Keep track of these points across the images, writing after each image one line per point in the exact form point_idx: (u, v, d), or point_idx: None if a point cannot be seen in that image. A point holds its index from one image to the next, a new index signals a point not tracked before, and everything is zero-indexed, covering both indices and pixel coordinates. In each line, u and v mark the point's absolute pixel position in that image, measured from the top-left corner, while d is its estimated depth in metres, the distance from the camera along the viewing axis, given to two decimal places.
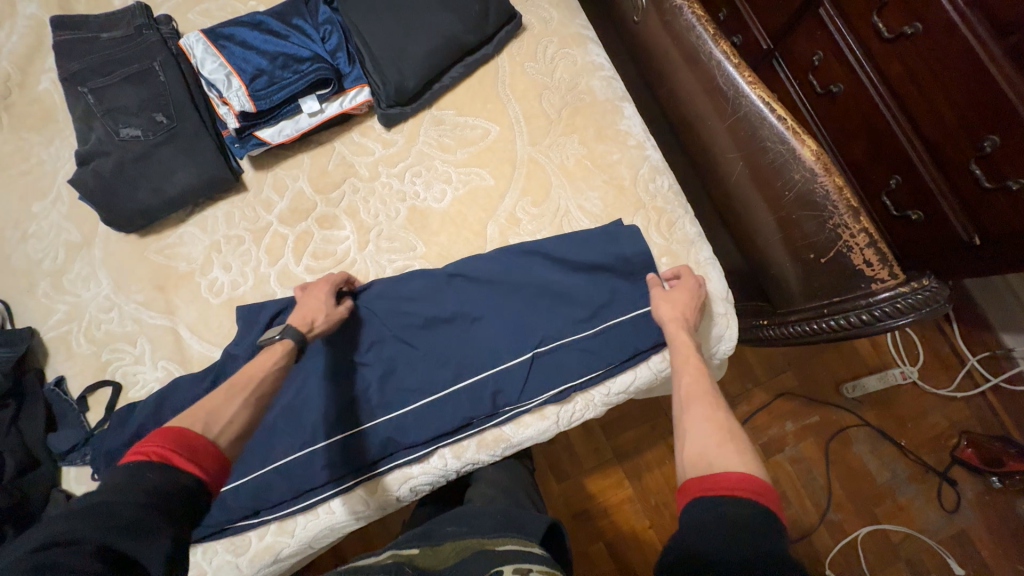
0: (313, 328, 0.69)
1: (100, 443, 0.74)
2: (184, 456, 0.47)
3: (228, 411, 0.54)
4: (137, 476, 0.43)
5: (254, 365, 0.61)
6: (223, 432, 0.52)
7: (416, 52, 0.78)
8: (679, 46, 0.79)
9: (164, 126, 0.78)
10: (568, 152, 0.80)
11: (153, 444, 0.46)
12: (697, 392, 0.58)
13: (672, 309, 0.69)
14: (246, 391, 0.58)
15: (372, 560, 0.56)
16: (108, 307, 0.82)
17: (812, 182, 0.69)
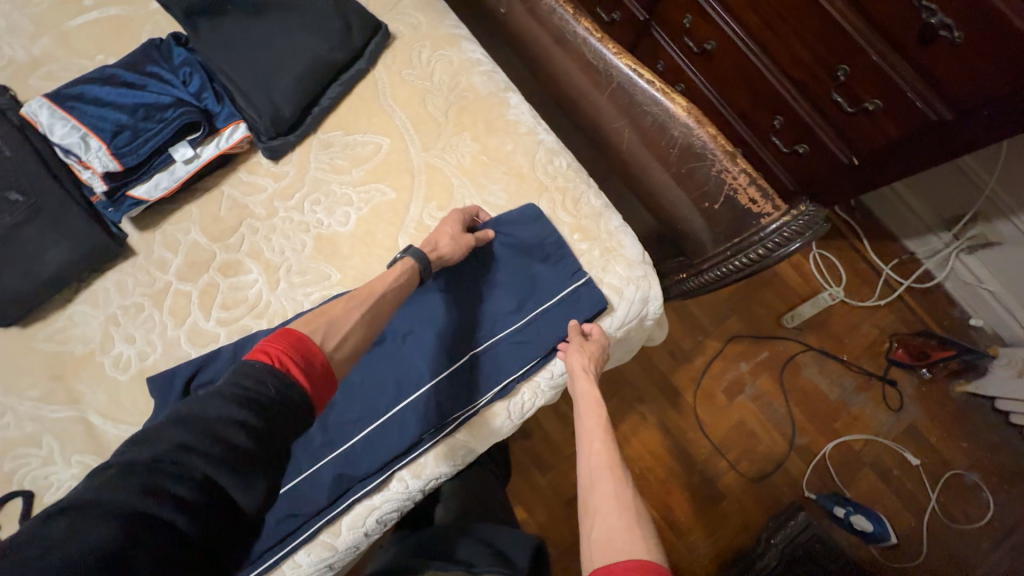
0: (436, 251, 0.72)
1: None
2: (298, 369, 0.53)
3: (345, 327, 0.62)
4: (262, 376, 0.50)
5: (379, 280, 0.68)
6: (336, 348, 0.60)
7: (285, 79, 0.76)
8: (547, 29, 0.82)
9: (23, 205, 0.72)
10: (462, 150, 0.80)
11: (278, 347, 0.53)
12: (600, 466, 0.60)
13: (586, 359, 0.72)
14: (366, 303, 0.65)
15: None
16: (0, 411, 0.74)
17: (690, 135, 0.74)
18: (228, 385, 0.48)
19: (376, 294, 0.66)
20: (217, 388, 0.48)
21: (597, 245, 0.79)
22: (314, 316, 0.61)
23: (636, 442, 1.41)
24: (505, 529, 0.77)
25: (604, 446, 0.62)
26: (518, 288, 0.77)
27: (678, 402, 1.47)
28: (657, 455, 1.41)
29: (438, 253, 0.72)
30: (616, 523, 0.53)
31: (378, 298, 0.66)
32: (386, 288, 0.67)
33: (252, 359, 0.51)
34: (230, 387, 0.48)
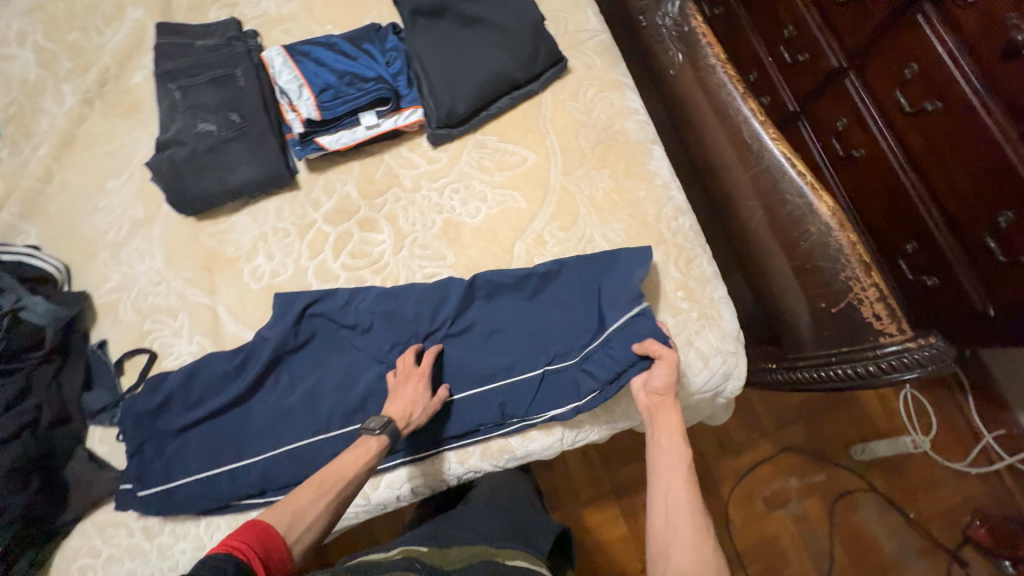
0: (410, 422, 0.71)
1: (131, 404, 0.78)
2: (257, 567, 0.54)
3: (309, 517, 0.62)
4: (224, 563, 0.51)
5: (345, 463, 0.67)
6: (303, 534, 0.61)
7: (469, 84, 0.86)
8: (710, 100, 0.86)
9: (237, 125, 0.87)
10: (597, 184, 0.85)
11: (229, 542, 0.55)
12: (679, 503, 0.59)
13: (665, 381, 0.69)
14: (329, 494, 0.64)
15: (384, 556, 0.65)
16: (158, 280, 0.88)
17: (827, 235, 0.73)
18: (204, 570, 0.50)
19: (336, 493, 0.64)
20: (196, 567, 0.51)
21: (697, 308, 0.80)
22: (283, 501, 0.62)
23: None
24: (531, 516, 0.84)
25: (684, 478, 0.62)
26: None
27: (710, 492, 1.39)
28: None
29: (412, 425, 0.71)
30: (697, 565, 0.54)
31: (341, 490, 0.65)
32: (353, 478, 0.66)
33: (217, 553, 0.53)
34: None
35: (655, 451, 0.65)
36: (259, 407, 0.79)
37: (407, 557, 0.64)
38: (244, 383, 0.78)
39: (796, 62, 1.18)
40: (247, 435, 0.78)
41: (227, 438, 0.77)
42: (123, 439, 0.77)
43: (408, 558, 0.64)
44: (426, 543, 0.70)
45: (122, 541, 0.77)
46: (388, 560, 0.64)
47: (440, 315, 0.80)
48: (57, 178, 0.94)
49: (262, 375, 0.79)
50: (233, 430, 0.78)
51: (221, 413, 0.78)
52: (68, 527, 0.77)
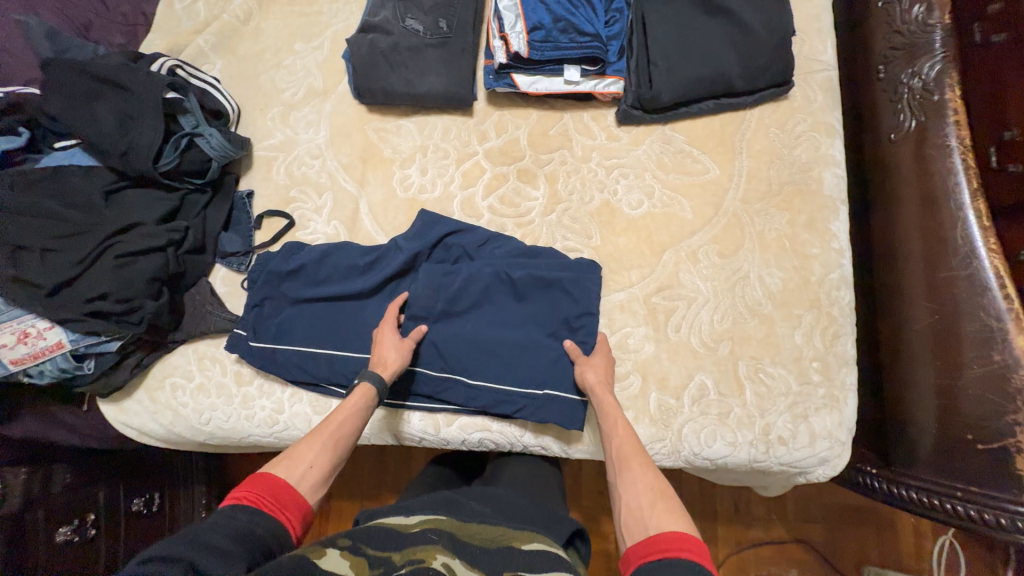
0: (386, 367, 0.72)
1: (263, 262, 0.82)
2: (279, 512, 0.55)
3: (306, 455, 0.60)
4: (231, 515, 0.51)
5: (337, 411, 0.66)
6: (307, 472, 0.59)
7: (685, 75, 0.81)
8: (928, 182, 0.77)
9: (442, 33, 0.86)
10: (771, 223, 0.80)
11: (241, 490, 0.55)
12: (626, 457, 0.62)
13: (597, 372, 0.72)
14: (321, 434, 0.63)
15: (404, 521, 0.60)
16: (316, 155, 0.90)
17: (1010, 371, 0.67)
18: (214, 520, 0.50)
19: (330, 432, 0.64)
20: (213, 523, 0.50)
21: (826, 386, 0.76)
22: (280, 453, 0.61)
23: None
24: (554, 510, 0.75)
25: (627, 433, 0.65)
26: (731, 363, 0.77)
27: (704, 545, 1.31)
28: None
29: (386, 367, 0.72)
30: (645, 500, 0.57)
31: (335, 424, 0.65)
32: (344, 414, 0.66)
33: (232, 503, 0.53)
34: (209, 523, 0.50)
35: (602, 418, 0.68)
36: (368, 309, 0.80)
37: (426, 529, 0.58)
38: (363, 282, 0.80)
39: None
40: (350, 330, 0.79)
41: (333, 326, 0.80)
42: (247, 289, 0.82)
43: (426, 530, 0.58)
44: (444, 512, 0.65)
45: (214, 376, 0.82)
46: (408, 529, 0.58)
47: (561, 292, 0.78)
48: (254, 23, 0.96)
49: (383, 282, 0.80)
50: (342, 320, 0.80)
51: (335, 301, 0.81)
52: (173, 344, 0.83)
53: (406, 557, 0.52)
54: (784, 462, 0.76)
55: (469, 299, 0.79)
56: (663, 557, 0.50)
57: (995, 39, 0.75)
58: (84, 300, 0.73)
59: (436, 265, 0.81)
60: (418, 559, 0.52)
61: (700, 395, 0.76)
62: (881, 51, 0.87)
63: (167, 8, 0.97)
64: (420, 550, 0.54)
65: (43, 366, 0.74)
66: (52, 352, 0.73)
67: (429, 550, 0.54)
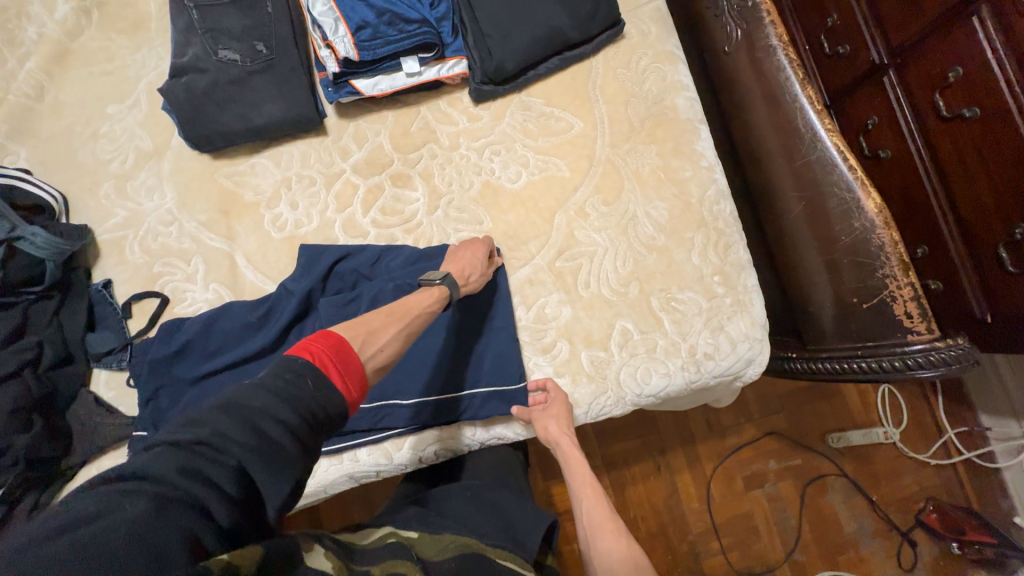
0: (467, 282, 0.72)
1: (144, 350, 0.75)
2: (346, 385, 0.50)
3: (381, 338, 0.58)
4: (296, 375, 0.46)
5: (415, 300, 0.66)
6: (373, 356, 0.57)
7: (521, 39, 0.80)
8: (765, 83, 0.82)
9: (263, 57, 0.80)
10: (643, 159, 0.83)
11: (320, 346, 0.51)
12: (598, 518, 0.68)
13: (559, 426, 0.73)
14: (399, 320, 0.62)
15: (373, 538, 0.59)
16: (169, 221, 0.82)
17: (870, 232, 0.74)
18: (280, 380, 0.46)
19: (406, 322, 0.62)
20: (271, 393, 0.44)
21: (732, 294, 0.81)
22: (353, 325, 0.58)
23: (640, 487, 1.29)
24: (525, 503, 0.75)
25: (599, 501, 0.70)
26: (644, 301, 0.79)
27: (691, 469, 1.32)
28: (645, 514, 1.28)
29: (468, 284, 0.73)
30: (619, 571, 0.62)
31: (411, 319, 0.64)
32: (419, 309, 0.65)
33: (294, 355, 0.49)
34: (274, 386, 0.45)
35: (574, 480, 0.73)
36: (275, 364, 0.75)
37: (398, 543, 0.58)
38: (259, 338, 0.75)
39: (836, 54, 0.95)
40: None
41: None
42: (136, 385, 0.75)
43: (398, 543, 0.58)
44: (416, 527, 0.63)
45: None
46: (379, 543, 0.58)
47: None
48: (50, 96, 0.84)
49: (282, 333, 0.75)
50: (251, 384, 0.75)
51: (237, 367, 0.75)
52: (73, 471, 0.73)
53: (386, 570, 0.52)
54: (714, 375, 0.81)
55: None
56: None
57: None
58: None
59: (333, 297, 0.77)
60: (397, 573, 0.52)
61: (625, 340, 0.79)
62: None
63: None
64: (401, 563, 0.54)
65: None
66: None
67: (409, 564, 0.54)
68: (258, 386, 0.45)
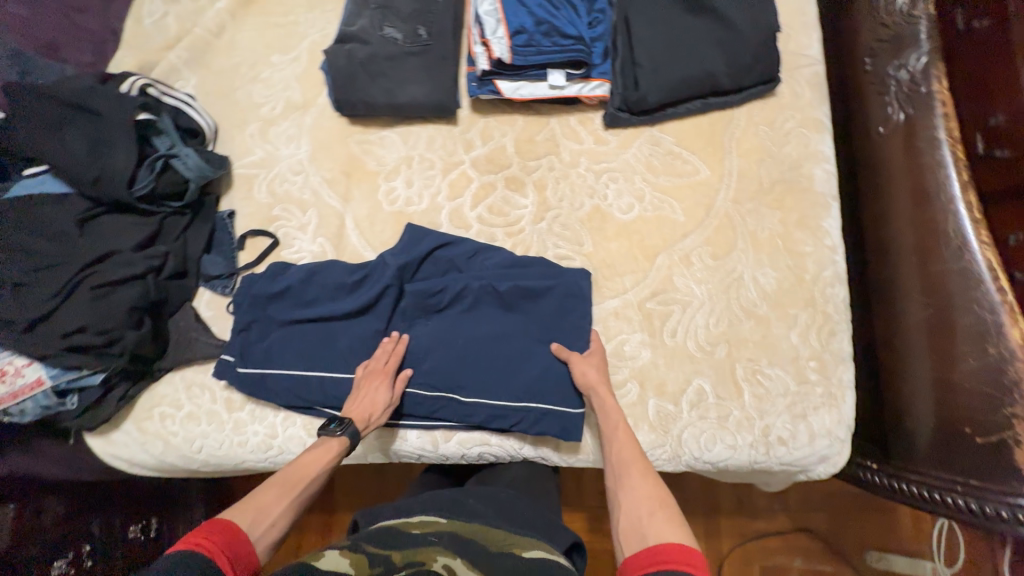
0: (370, 424, 0.70)
1: (247, 285, 0.80)
2: (234, 564, 0.52)
3: (272, 512, 0.59)
4: (188, 564, 0.48)
5: (309, 460, 0.65)
6: (264, 533, 0.57)
7: (670, 76, 0.80)
8: (917, 176, 0.77)
9: (422, 41, 0.84)
10: (763, 222, 0.80)
11: (198, 535, 0.51)
12: (627, 458, 0.64)
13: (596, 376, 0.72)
14: (291, 489, 0.62)
15: (406, 521, 0.62)
16: (298, 171, 0.88)
17: (1006, 362, 0.67)
18: (171, 569, 0.47)
19: (301, 487, 0.62)
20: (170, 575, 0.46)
21: (825, 384, 0.76)
22: (244, 499, 0.58)
23: None
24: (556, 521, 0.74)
25: (630, 443, 0.66)
26: (729, 366, 0.76)
27: (708, 540, 1.26)
28: None
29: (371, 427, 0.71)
30: (644, 509, 0.57)
31: (306, 485, 0.63)
32: (314, 469, 0.64)
33: (177, 550, 0.49)
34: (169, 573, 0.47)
35: (606, 420, 0.69)
36: (348, 329, 0.78)
37: (427, 531, 0.60)
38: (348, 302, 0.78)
39: (987, 157, 0.74)
40: (336, 350, 0.77)
41: (318, 348, 0.78)
42: (233, 313, 0.80)
43: (427, 532, 0.60)
44: (446, 513, 0.65)
45: (204, 404, 0.80)
46: (410, 527, 0.61)
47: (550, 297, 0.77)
48: (227, 36, 0.93)
49: (367, 303, 0.78)
50: (329, 340, 0.78)
51: (322, 322, 0.79)
52: (160, 373, 0.80)
53: (408, 558, 0.54)
54: (784, 462, 0.76)
55: (459, 311, 0.78)
56: (661, 569, 0.49)
57: (977, 25, 0.75)
58: (62, 334, 0.69)
59: (422, 282, 0.79)
60: (418, 562, 0.54)
61: (698, 400, 0.76)
62: (866, 44, 0.87)
63: (138, 24, 0.94)
64: (420, 553, 0.55)
65: (24, 404, 0.71)
66: (32, 389, 0.70)
67: (428, 552, 0.55)
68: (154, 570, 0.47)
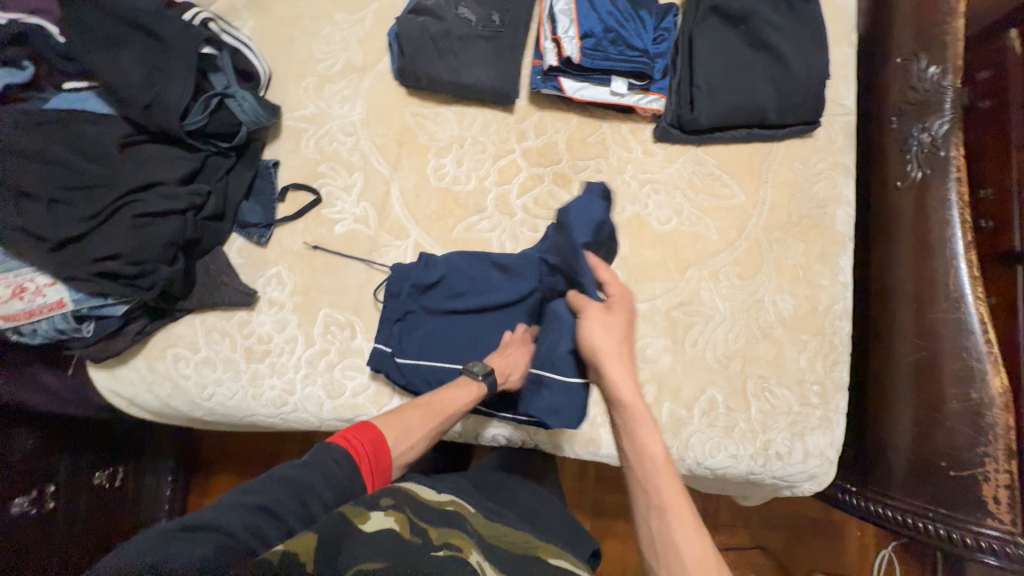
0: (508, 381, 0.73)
1: (404, 270, 0.80)
2: (372, 474, 0.58)
3: (411, 436, 0.64)
4: (337, 461, 0.55)
5: (452, 396, 0.70)
6: (404, 451, 0.63)
7: (724, 101, 0.84)
8: (927, 230, 0.84)
9: (495, 26, 0.86)
10: (788, 252, 0.85)
11: (362, 440, 0.59)
12: (672, 501, 0.57)
13: (614, 338, 0.66)
14: (433, 419, 0.67)
15: (436, 498, 0.60)
16: (349, 132, 0.87)
17: (985, 408, 0.74)
18: (321, 462, 0.54)
19: (438, 418, 0.67)
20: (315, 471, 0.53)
21: (823, 408, 0.82)
22: (395, 413, 0.65)
23: None
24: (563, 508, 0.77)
25: (671, 475, 0.59)
26: (741, 380, 0.81)
27: None
28: None
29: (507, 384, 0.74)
30: None
31: (444, 417, 0.68)
32: (450, 408, 0.68)
33: (334, 443, 0.57)
34: (317, 468, 0.54)
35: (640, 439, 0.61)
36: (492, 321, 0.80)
37: (457, 513, 0.58)
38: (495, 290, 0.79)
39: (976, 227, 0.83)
40: (471, 340, 0.79)
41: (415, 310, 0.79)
42: (389, 300, 0.79)
43: (458, 513, 0.58)
44: (469, 502, 0.65)
45: (222, 351, 0.78)
46: (439, 504, 0.59)
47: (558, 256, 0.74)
48: None
49: (516, 300, 0.78)
50: (469, 332, 0.79)
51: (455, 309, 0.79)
52: (180, 313, 0.78)
53: (443, 538, 0.52)
54: (777, 476, 0.81)
55: None
56: None
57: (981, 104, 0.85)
58: (94, 258, 0.68)
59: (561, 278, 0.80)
60: (454, 545, 0.51)
61: (709, 408, 0.80)
62: (895, 102, 0.93)
63: None
64: (455, 536, 0.53)
65: (39, 324, 0.69)
66: (51, 310, 0.68)
67: (462, 540, 0.53)
68: (306, 462, 0.54)
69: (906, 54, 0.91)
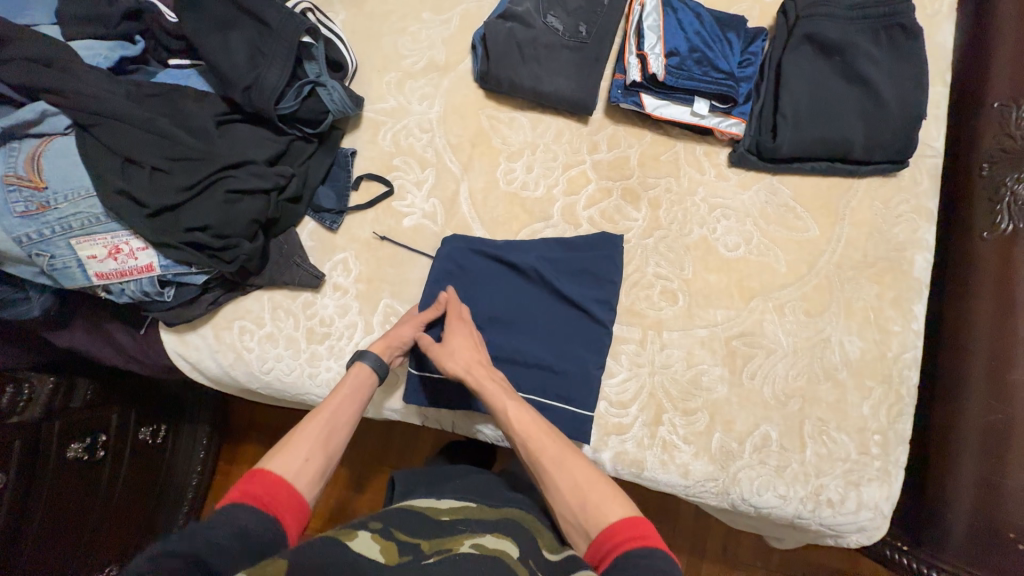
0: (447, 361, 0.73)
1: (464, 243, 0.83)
2: (279, 505, 0.54)
3: (299, 449, 0.60)
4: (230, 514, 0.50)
5: (335, 393, 0.67)
6: (303, 466, 0.58)
7: (807, 132, 0.82)
8: (1011, 285, 0.80)
9: (580, 38, 0.87)
10: (860, 293, 0.82)
11: (261, 489, 0.54)
12: (540, 444, 0.65)
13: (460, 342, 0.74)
14: (317, 417, 0.64)
15: (434, 507, 0.61)
16: (425, 128, 0.89)
17: None
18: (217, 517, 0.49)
19: (326, 415, 0.64)
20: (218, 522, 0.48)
21: (883, 459, 0.78)
22: (276, 445, 0.60)
23: None
24: None
25: (532, 415, 0.68)
26: (799, 420, 0.78)
27: None
28: None
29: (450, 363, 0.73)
30: (578, 492, 0.60)
31: (336, 403, 0.66)
32: (333, 405, 0.65)
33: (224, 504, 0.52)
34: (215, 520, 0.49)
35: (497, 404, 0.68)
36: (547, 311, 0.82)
37: (457, 519, 0.58)
38: (520, 287, 0.82)
39: None
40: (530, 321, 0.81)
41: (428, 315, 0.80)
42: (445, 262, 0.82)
43: (457, 520, 0.58)
44: (476, 499, 0.65)
45: (285, 329, 0.81)
46: (438, 514, 0.59)
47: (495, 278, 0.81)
48: None
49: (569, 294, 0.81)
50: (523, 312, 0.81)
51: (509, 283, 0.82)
52: (251, 288, 0.81)
53: (437, 547, 0.52)
54: (826, 524, 0.78)
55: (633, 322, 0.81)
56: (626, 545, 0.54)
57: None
58: (185, 228, 0.72)
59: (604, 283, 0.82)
60: (446, 549, 0.51)
61: (762, 445, 0.78)
62: (987, 148, 0.88)
63: None
64: (449, 542, 0.53)
65: (128, 285, 0.73)
66: (141, 273, 0.72)
67: (456, 542, 0.53)
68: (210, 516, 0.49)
69: (1004, 99, 0.87)
